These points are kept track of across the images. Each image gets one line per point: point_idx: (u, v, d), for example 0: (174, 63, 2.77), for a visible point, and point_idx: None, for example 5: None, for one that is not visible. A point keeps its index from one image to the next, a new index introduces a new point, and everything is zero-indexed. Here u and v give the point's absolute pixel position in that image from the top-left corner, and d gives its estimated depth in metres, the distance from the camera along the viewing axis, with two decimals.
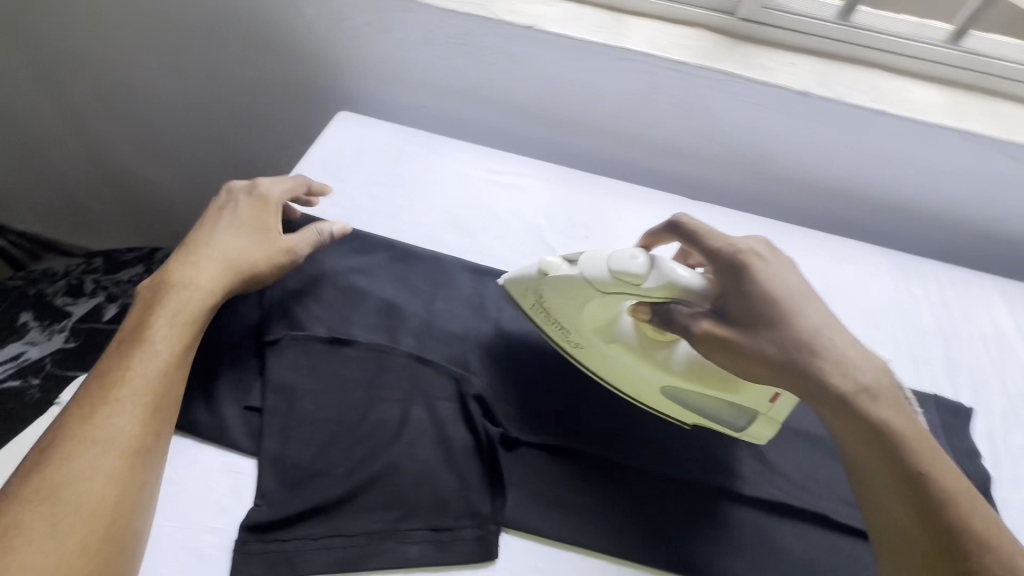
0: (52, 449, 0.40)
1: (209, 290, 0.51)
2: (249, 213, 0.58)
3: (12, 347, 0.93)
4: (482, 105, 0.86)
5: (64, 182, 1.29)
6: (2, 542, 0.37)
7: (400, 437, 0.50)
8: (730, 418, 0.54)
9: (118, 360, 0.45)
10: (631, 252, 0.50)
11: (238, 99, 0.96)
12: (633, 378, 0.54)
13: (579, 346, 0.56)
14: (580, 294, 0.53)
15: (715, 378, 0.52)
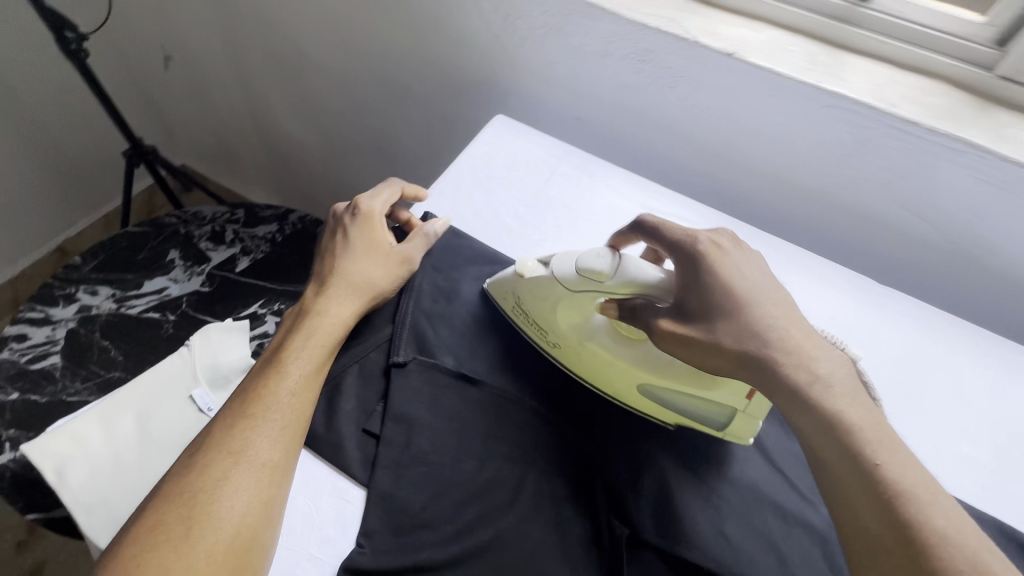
0: (198, 457, 0.43)
1: (342, 314, 0.52)
2: (362, 227, 0.57)
3: (158, 280, 1.02)
4: (645, 129, 0.77)
5: (225, 129, 1.39)
6: (144, 540, 0.39)
7: (513, 506, 0.46)
8: (709, 417, 0.50)
9: (259, 379, 0.47)
10: (595, 251, 0.49)
11: (395, 81, 0.96)
12: (611, 377, 0.52)
13: (556, 344, 0.53)
14: (549, 293, 0.52)
15: (690, 376, 0.49)
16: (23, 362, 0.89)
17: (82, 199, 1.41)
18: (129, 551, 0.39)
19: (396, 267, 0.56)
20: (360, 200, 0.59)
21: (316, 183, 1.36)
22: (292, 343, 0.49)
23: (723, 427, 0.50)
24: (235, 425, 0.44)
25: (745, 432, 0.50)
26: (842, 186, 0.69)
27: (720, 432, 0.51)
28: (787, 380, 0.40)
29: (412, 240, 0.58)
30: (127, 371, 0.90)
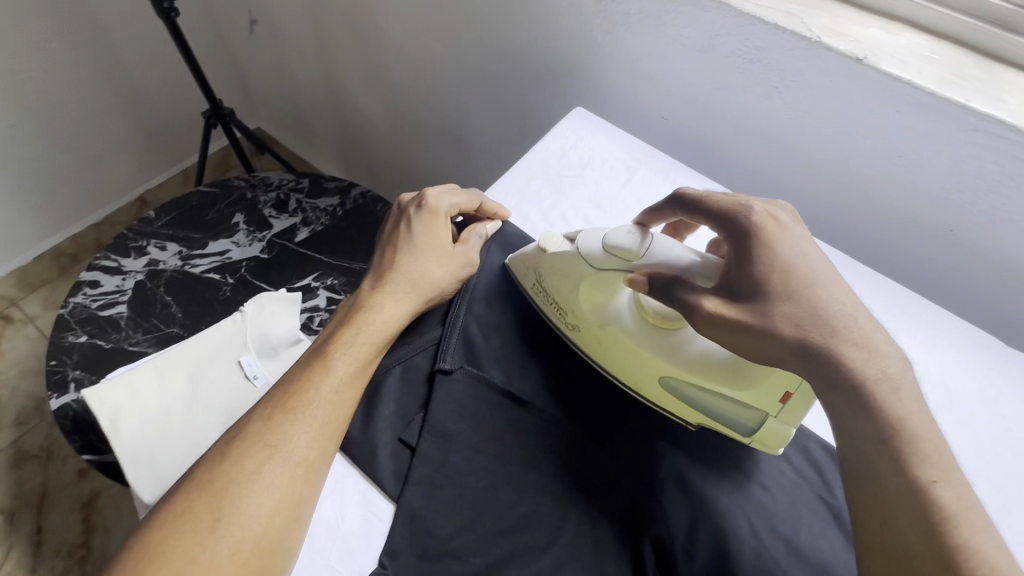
0: (235, 445, 0.42)
1: (395, 312, 0.49)
2: (425, 221, 0.54)
3: (222, 241, 1.04)
4: (741, 136, 0.69)
5: (300, 96, 1.40)
6: (176, 525, 0.38)
7: (549, 549, 0.42)
8: (734, 421, 0.46)
9: (304, 371, 0.45)
10: (624, 229, 0.47)
11: (470, 62, 0.92)
12: (632, 365, 0.48)
13: (575, 327, 0.51)
14: (576, 269, 0.50)
15: (722, 370, 0.46)
16: (93, 308, 0.94)
17: (164, 153, 1.47)
18: (158, 532, 0.38)
19: (456, 268, 0.53)
20: (429, 191, 0.55)
21: (382, 158, 1.35)
22: (340, 337, 0.47)
23: (751, 434, 0.46)
24: (275, 416, 0.43)
25: (777, 443, 0.46)
26: (973, 225, 0.58)
27: (747, 439, 0.47)
28: (855, 376, 0.37)
29: (467, 240, 0.55)
30: (184, 328, 0.93)
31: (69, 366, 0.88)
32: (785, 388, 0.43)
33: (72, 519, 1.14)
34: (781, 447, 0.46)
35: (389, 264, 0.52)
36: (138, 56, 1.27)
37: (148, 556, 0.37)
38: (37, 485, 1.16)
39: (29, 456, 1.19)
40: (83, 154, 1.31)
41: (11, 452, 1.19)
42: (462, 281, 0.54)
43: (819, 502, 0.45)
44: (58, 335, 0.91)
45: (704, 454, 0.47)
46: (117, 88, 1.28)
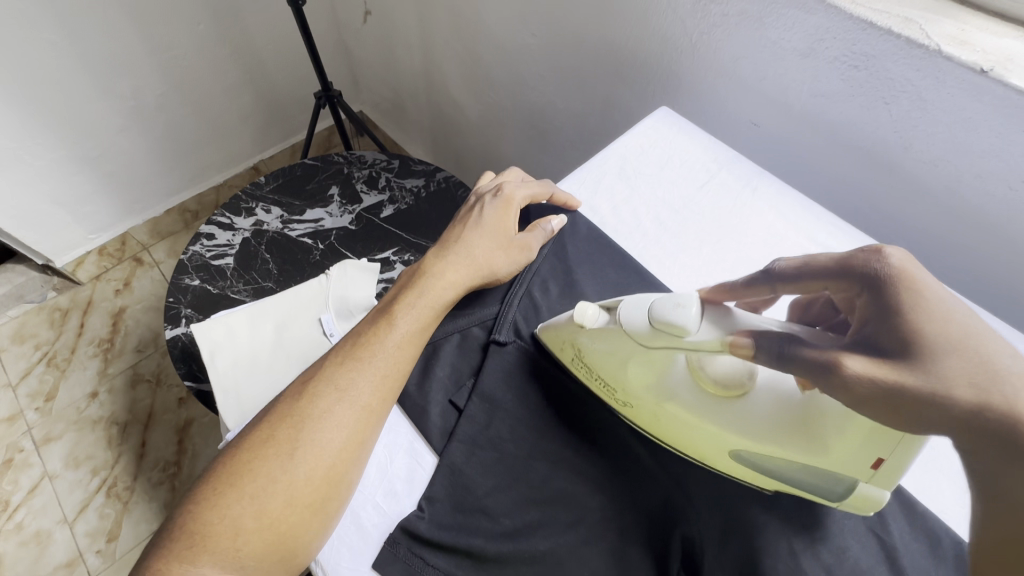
0: (308, 386, 0.46)
1: (455, 279, 0.53)
2: (498, 208, 0.58)
3: (317, 210, 1.14)
4: (835, 147, 0.65)
5: (401, 84, 1.50)
6: (258, 451, 0.43)
7: (575, 526, 0.43)
8: (825, 485, 0.39)
9: (372, 327, 0.50)
10: (676, 298, 0.39)
11: (564, 62, 0.94)
12: (696, 439, 0.43)
13: (628, 402, 0.45)
14: (619, 351, 0.43)
15: (796, 442, 0.37)
16: (207, 257, 1.07)
17: (278, 129, 1.64)
18: (244, 455, 0.43)
19: (515, 253, 0.55)
20: (505, 184, 0.59)
21: (467, 147, 1.42)
22: (404, 297, 0.51)
23: (841, 497, 0.40)
24: (346, 364, 0.47)
25: (873, 503, 0.39)
26: None
27: (836, 501, 0.40)
28: None
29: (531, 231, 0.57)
30: (277, 284, 1.04)
31: (183, 304, 1.01)
32: (877, 456, 0.35)
33: (168, 439, 1.30)
34: (879, 505, 0.39)
35: (457, 241, 0.56)
36: (266, 39, 1.42)
37: (236, 473, 0.42)
38: (145, 405, 1.34)
39: (142, 379, 1.38)
40: (213, 123, 1.49)
41: (129, 373, 1.38)
42: (522, 266, 0.56)
43: (870, 537, 0.42)
44: (176, 277, 1.04)
45: None
46: (247, 67, 1.44)
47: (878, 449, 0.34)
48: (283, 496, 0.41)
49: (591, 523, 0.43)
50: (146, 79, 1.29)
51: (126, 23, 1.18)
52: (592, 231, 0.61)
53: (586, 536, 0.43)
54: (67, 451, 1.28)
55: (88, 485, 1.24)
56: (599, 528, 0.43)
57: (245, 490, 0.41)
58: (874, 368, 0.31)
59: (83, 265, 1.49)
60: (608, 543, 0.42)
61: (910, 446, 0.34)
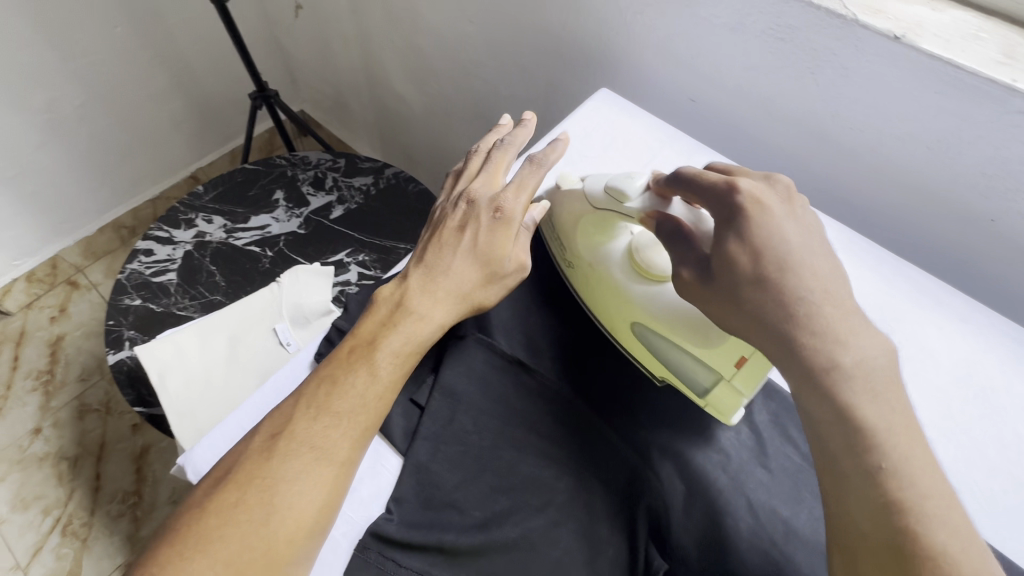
0: (279, 442, 0.42)
1: (441, 315, 0.48)
2: (495, 231, 0.49)
3: (262, 216, 1.10)
4: (770, 118, 0.67)
5: (341, 80, 1.45)
6: (226, 520, 0.39)
7: (546, 509, 0.43)
8: (693, 376, 0.46)
9: (347, 372, 0.45)
10: (626, 173, 0.48)
11: (504, 48, 0.93)
12: (609, 306, 0.50)
13: (571, 265, 0.54)
14: (579, 210, 0.52)
15: (684, 327, 0.46)
16: (147, 274, 1.01)
17: (214, 134, 1.56)
18: (212, 522, 0.39)
19: (508, 283, 0.50)
20: (507, 197, 0.50)
21: (415, 140, 1.39)
22: (382, 335, 0.46)
23: (704, 394, 0.46)
24: (323, 414, 0.43)
25: (728, 411, 0.45)
26: (1017, 215, 0.55)
27: (700, 400, 0.47)
28: None
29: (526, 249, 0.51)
30: (226, 297, 1.00)
31: (125, 325, 0.96)
32: (741, 352, 0.43)
33: (126, 469, 1.24)
34: (733, 415, 0.45)
35: (440, 267, 0.49)
36: (192, 41, 1.34)
37: (204, 541, 0.38)
38: (96, 436, 1.27)
39: (90, 409, 1.30)
40: (142, 133, 1.40)
41: (75, 404, 1.30)
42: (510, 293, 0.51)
43: (822, 489, 0.45)
44: (115, 298, 0.99)
45: (699, 427, 0.47)
46: (174, 71, 1.36)
47: (736, 347, 0.43)
48: (263, 559, 0.38)
49: (562, 506, 0.43)
50: (60, 90, 1.20)
51: (34, 30, 1.09)
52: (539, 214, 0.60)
53: (557, 520, 0.43)
54: (13, 492, 1.20)
55: (41, 527, 1.17)
56: (569, 512, 0.43)
57: (217, 560, 0.38)
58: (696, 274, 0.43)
59: (11, 294, 1.39)
60: (580, 525, 0.43)
61: (765, 356, 0.42)
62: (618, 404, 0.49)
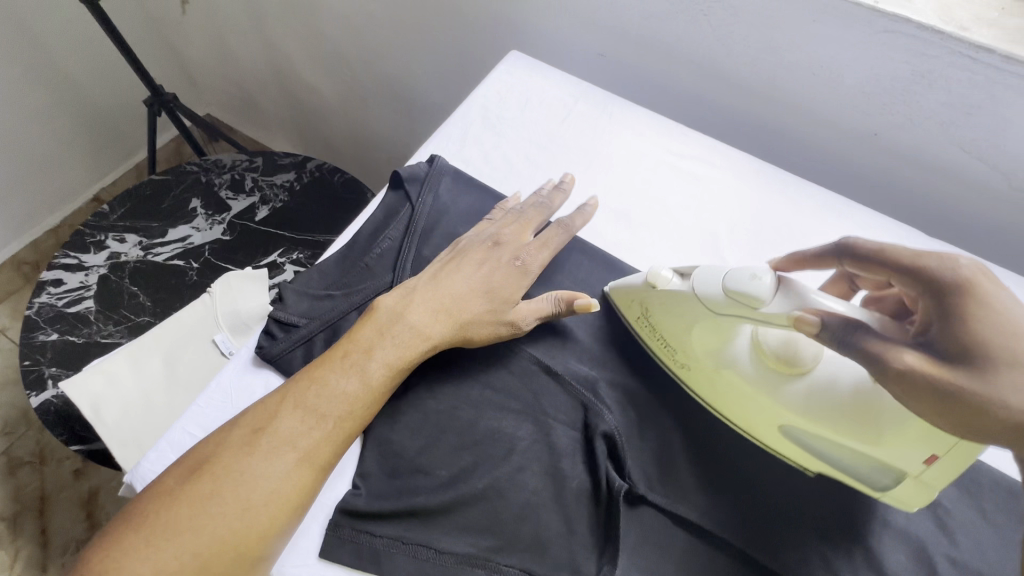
0: (263, 437, 0.41)
1: (434, 331, 0.47)
2: (508, 271, 0.51)
3: (181, 228, 1.03)
4: (673, 63, 0.70)
5: (245, 76, 1.37)
6: (201, 508, 0.39)
7: (509, 457, 0.45)
8: (871, 472, 0.41)
9: (337, 375, 0.44)
10: (750, 270, 0.40)
11: (410, 23, 0.91)
12: (746, 409, 0.44)
13: (686, 365, 0.46)
14: (687, 313, 0.44)
15: (853, 422, 0.39)
16: (60, 305, 0.93)
17: (113, 150, 1.44)
18: (183, 511, 0.39)
19: (499, 325, 0.48)
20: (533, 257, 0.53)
21: (334, 130, 1.34)
22: (376, 342, 0.46)
23: (884, 487, 0.42)
24: (310, 414, 0.42)
25: (914, 500, 0.41)
26: (896, 127, 0.61)
27: (876, 492, 0.43)
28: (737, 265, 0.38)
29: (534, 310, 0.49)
30: (156, 316, 0.94)
31: (44, 363, 0.89)
32: (934, 451, 0.36)
33: (75, 517, 1.16)
34: (917, 503, 0.42)
35: (443, 283, 0.49)
36: (69, 49, 1.22)
37: (172, 528, 0.38)
38: (34, 490, 1.18)
39: (21, 463, 1.20)
40: (28, 157, 1.28)
41: (2, 461, 1.20)
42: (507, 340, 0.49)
43: None
44: (27, 336, 0.91)
45: (641, 356, 0.50)
46: (54, 85, 1.24)
47: (928, 446, 0.36)
48: (231, 553, 0.38)
49: (524, 451, 0.45)
50: None
51: None
52: (463, 176, 0.60)
53: (521, 465, 0.45)
54: None
55: None
56: (531, 455, 0.45)
57: (184, 548, 0.38)
58: (928, 368, 0.33)
59: None
60: (542, 466, 0.45)
61: (967, 452, 0.36)
62: (566, 348, 0.50)
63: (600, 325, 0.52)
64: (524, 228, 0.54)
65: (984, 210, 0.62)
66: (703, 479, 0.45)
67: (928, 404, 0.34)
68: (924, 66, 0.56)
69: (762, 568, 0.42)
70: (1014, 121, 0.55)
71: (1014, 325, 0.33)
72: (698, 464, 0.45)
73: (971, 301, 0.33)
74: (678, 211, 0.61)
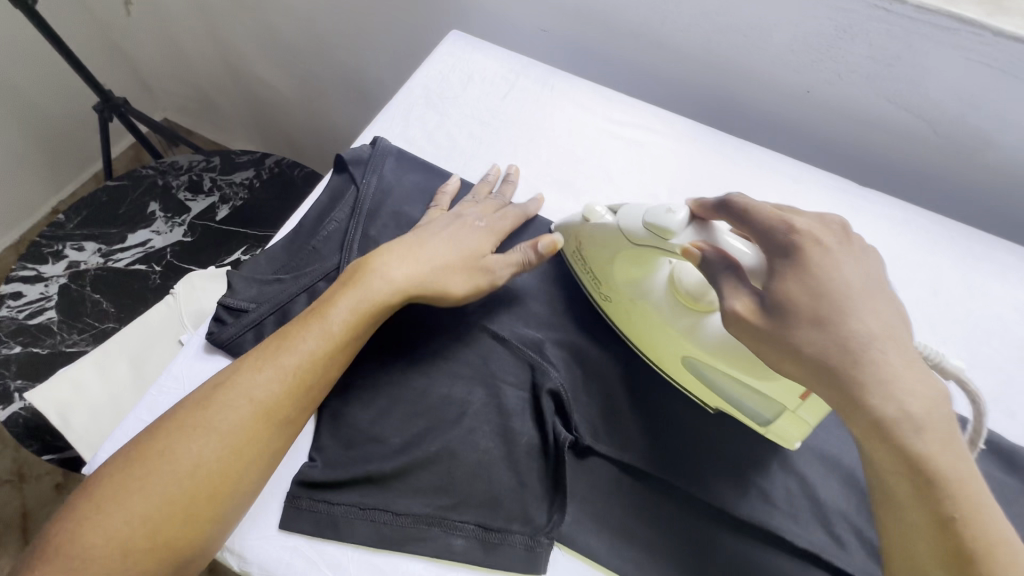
0: (220, 392, 0.43)
1: (400, 279, 0.48)
2: (475, 230, 0.53)
3: (141, 232, 1.03)
4: (613, 34, 0.71)
5: (198, 77, 1.35)
6: (157, 459, 0.40)
7: (461, 420, 0.46)
8: (753, 408, 0.45)
9: (293, 332, 0.45)
10: (666, 205, 0.43)
11: (356, 10, 0.91)
12: (656, 342, 0.48)
13: (608, 298, 0.50)
14: (614, 246, 0.48)
15: (744, 356, 0.43)
16: (21, 317, 0.92)
17: (68, 161, 1.42)
18: (141, 462, 0.40)
19: (474, 276, 0.50)
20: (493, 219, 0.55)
21: (293, 126, 1.33)
22: (334, 298, 0.47)
23: (767, 424, 0.45)
24: (261, 376, 0.43)
25: (792, 437, 0.44)
26: (826, 83, 0.63)
27: (762, 429, 0.46)
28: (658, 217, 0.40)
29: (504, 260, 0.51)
30: (121, 322, 0.94)
31: (9, 376, 0.88)
32: (803, 384, 0.40)
33: None
34: (796, 441, 0.44)
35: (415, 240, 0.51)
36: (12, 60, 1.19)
37: (125, 488, 0.39)
38: (15, 507, 1.17)
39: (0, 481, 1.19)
40: None
41: None
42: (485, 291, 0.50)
43: None
44: None
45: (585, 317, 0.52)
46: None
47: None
48: (182, 515, 0.39)
49: (475, 414, 0.47)
50: None
51: None
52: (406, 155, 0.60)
53: (472, 428, 0.46)
54: None
55: None
56: (483, 417, 0.47)
57: (136, 498, 0.39)
58: (748, 311, 0.39)
59: None
60: (493, 427, 0.46)
61: None
62: (512, 313, 0.52)
63: (545, 290, 0.53)
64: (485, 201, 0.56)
65: (912, 158, 0.65)
66: (646, 427, 0.47)
67: (759, 333, 0.38)
68: (848, 21, 0.57)
69: (704, 504, 0.44)
70: (932, 69, 0.57)
71: (836, 287, 0.37)
72: (641, 414, 0.48)
73: (801, 263, 0.38)
74: (621, 177, 0.62)
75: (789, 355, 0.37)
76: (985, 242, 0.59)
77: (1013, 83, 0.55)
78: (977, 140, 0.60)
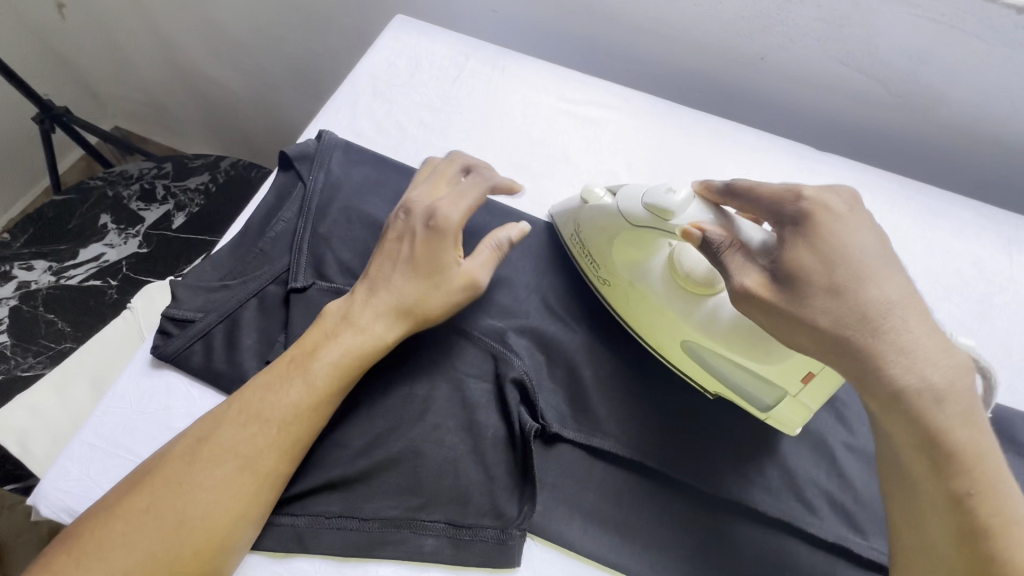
0: (204, 446, 0.40)
1: (379, 327, 0.45)
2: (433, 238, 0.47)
3: (93, 246, 0.98)
4: (561, 9, 0.69)
5: (145, 80, 1.30)
6: (137, 521, 0.37)
7: (424, 417, 0.45)
8: (754, 393, 0.45)
9: (279, 381, 0.42)
10: (668, 186, 0.44)
11: None
12: (654, 325, 0.47)
13: (607, 281, 0.50)
14: (613, 229, 0.48)
15: (745, 341, 0.43)
16: None
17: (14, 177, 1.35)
18: (121, 524, 0.37)
19: (453, 291, 0.47)
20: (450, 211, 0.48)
21: (248, 125, 1.29)
22: (320, 342, 0.44)
23: (767, 410, 0.45)
24: (249, 424, 0.41)
25: (793, 424, 0.44)
26: (778, 48, 0.62)
27: (762, 415, 0.45)
28: None
29: (478, 257, 0.48)
30: (79, 341, 0.90)
31: None
32: (809, 368, 0.40)
33: None
34: (797, 428, 0.44)
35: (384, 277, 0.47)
36: None
37: (104, 544, 0.37)
38: None
39: None
40: None
41: None
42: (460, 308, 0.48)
43: None
44: None
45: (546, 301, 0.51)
46: None
47: (804, 362, 0.40)
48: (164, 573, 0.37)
49: (438, 410, 0.45)
50: None
51: None
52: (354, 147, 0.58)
53: (437, 424, 0.45)
54: None
55: None
56: (446, 412, 0.45)
57: (117, 565, 0.36)
58: (759, 281, 0.39)
59: None
60: (458, 421, 0.45)
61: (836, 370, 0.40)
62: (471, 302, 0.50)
63: (505, 277, 0.52)
64: (437, 185, 0.51)
65: (868, 117, 0.65)
66: (612, 409, 0.46)
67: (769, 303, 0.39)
68: None
69: (676, 483, 0.44)
70: (880, 27, 0.56)
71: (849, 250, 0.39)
72: (607, 396, 0.47)
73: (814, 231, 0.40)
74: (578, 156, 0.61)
75: (803, 329, 0.38)
76: (942, 197, 0.59)
77: (960, 37, 0.54)
78: (928, 95, 0.60)
